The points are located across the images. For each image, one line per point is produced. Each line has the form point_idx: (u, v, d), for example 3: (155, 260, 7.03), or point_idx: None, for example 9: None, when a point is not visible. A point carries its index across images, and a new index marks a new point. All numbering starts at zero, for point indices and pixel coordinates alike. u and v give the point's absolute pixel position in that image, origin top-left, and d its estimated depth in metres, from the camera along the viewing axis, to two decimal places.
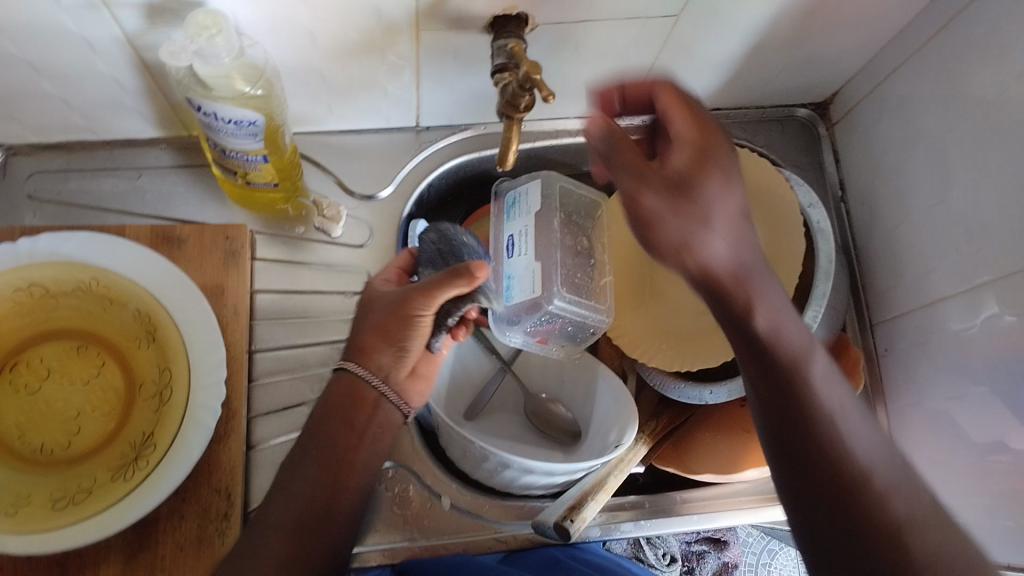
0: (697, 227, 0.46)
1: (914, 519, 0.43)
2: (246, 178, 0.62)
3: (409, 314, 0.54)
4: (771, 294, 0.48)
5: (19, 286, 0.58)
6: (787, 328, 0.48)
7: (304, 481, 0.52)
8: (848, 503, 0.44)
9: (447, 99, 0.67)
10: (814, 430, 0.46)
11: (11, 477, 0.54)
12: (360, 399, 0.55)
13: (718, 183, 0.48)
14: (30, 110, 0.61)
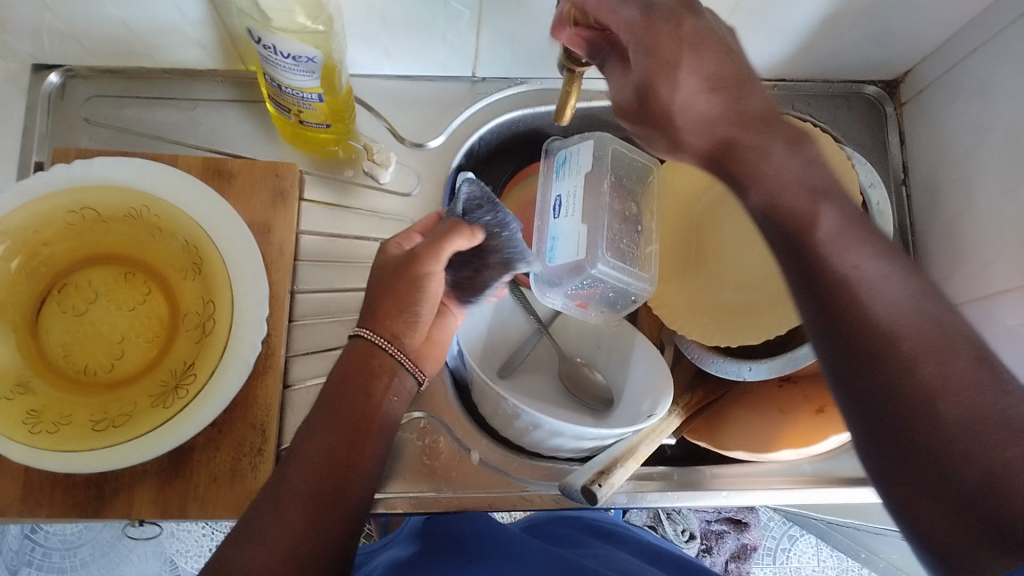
0: (666, 126, 0.50)
1: (951, 387, 0.40)
2: (299, 117, 0.62)
3: (419, 273, 0.55)
4: (762, 160, 0.48)
5: (72, 209, 0.58)
6: (785, 188, 0.48)
7: (319, 447, 0.50)
8: (890, 390, 0.42)
9: (506, 50, 0.66)
10: (846, 322, 0.45)
11: (54, 396, 0.55)
12: (376, 367, 0.54)
13: (671, 76, 0.47)
14: (90, 31, 0.60)
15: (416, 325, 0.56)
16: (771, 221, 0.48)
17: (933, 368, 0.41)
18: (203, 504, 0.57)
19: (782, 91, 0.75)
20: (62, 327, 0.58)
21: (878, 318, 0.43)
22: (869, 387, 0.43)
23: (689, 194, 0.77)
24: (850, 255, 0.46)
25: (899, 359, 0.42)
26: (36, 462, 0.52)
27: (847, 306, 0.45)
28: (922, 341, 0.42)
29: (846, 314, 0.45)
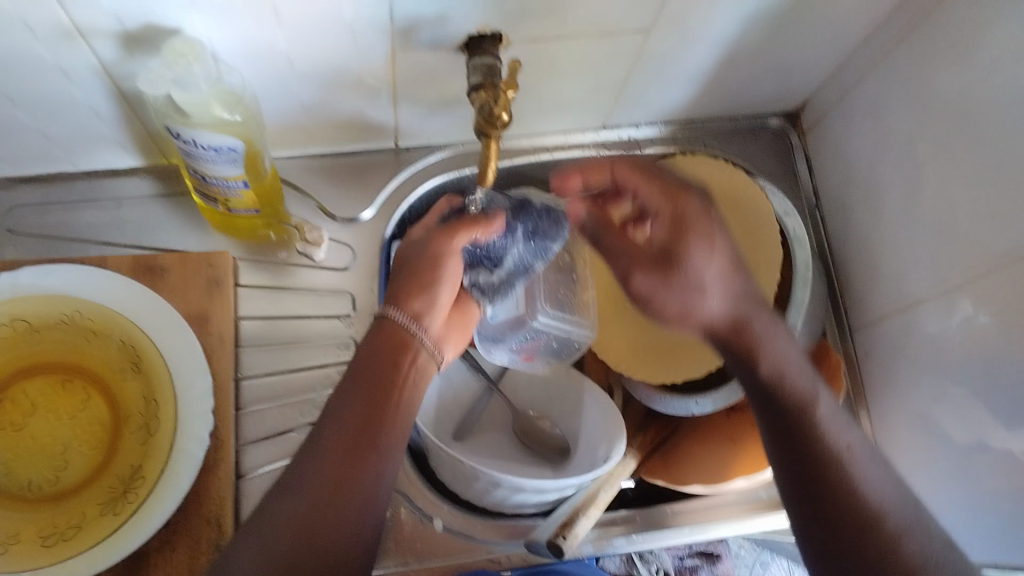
0: (690, 296, 0.53)
1: (925, 558, 0.46)
2: (227, 205, 0.62)
3: (444, 249, 0.62)
4: (772, 341, 0.52)
5: (3, 321, 0.58)
6: (794, 367, 0.52)
7: (348, 407, 0.52)
8: (867, 540, 0.47)
9: (425, 120, 0.67)
10: (829, 474, 0.49)
11: (0, 515, 0.54)
12: (405, 344, 0.58)
13: (702, 248, 0.53)
14: (6, 142, 0.60)
15: (434, 306, 0.62)
16: (775, 391, 0.52)
17: (912, 547, 0.46)
18: None
19: (694, 132, 0.78)
20: (1, 444, 0.57)
21: (864, 492, 0.49)
22: (849, 546, 0.48)
23: None
24: (844, 434, 0.51)
25: (877, 524, 0.47)
26: None
27: (837, 470, 0.49)
28: (904, 525, 0.47)
29: (832, 477, 0.49)
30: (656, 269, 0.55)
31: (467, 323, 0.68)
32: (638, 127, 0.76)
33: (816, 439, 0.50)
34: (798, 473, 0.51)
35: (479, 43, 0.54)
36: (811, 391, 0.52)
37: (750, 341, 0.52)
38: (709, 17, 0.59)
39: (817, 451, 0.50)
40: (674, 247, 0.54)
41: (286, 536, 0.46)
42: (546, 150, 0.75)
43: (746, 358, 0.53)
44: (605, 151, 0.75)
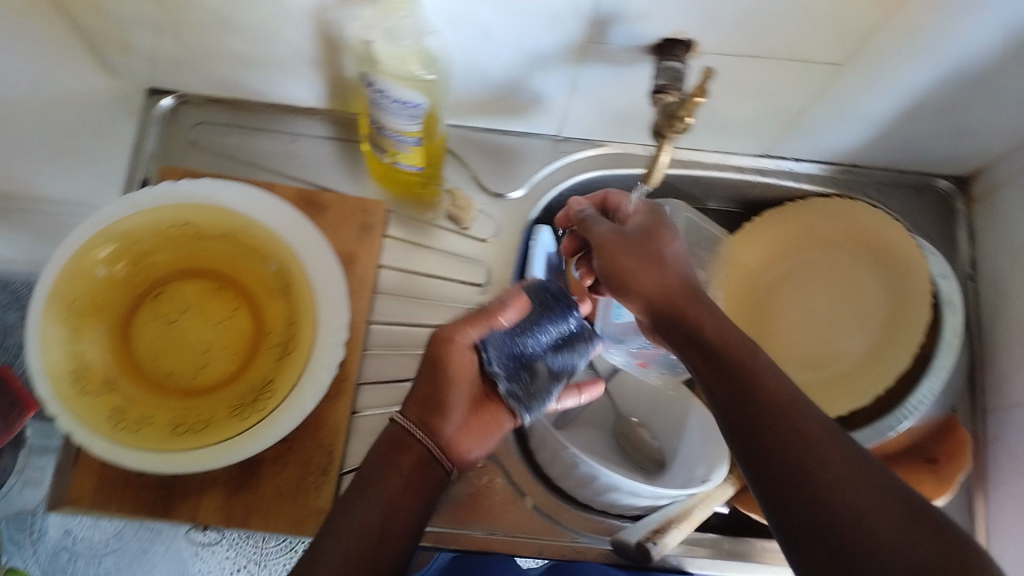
0: (650, 262, 0.55)
1: (876, 513, 0.41)
2: (394, 158, 0.64)
3: (447, 357, 0.56)
4: (712, 309, 0.53)
5: (176, 223, 0.62)
6: (736, 331, 0.51)
7: (355, 520, 0.53)
8: (815, 491, 0.43)
9: (592, 116, 0.68)
10: (776, 431, 0.46)
11: (141, 397, 0.58)
12: (411, 450, 0.56)
13: (666, 238, 0.57)
14: (209, 65, 0.64)
15: (446, 411, 0.57)
16: (718, 353, 0.50)
17: (852, 473, 0.43)
18: (266, 517, 0.58)
19: (855, 177, 0.77)
20: (152, 333, 0.61)
21: (818, 444, 0.45)
22: (795, 482, 0.44)
23: (755, 268, 0.77)
24: (788, 386, 0.48)
25: (821, 473, 0.44)
26: (114, 458, 0.55)
27: (783, 405, 0.47)
28: (845, 457, 0.44)
29: (780, 417, 0.46)
30: (612, 239, 0.58)
31: (489, 432, 0.60)
32: (800, 161, 0.76)
33: (761, 392, 0.47)
34: (750, 438, 0.47)
35: (670, 48, 0.54)
36: (750, 349, 0.50)
37: (694, 310, 0.53)
38: (906, 64, 0.58)
39: (764, 405, 0.47)
40: (652, 230, 0.58)
41: (354, 530, 0.52)
42: (701, 165, 0.75)
43: (677, 316, 0.53)
44: (762, 178, 0.76)
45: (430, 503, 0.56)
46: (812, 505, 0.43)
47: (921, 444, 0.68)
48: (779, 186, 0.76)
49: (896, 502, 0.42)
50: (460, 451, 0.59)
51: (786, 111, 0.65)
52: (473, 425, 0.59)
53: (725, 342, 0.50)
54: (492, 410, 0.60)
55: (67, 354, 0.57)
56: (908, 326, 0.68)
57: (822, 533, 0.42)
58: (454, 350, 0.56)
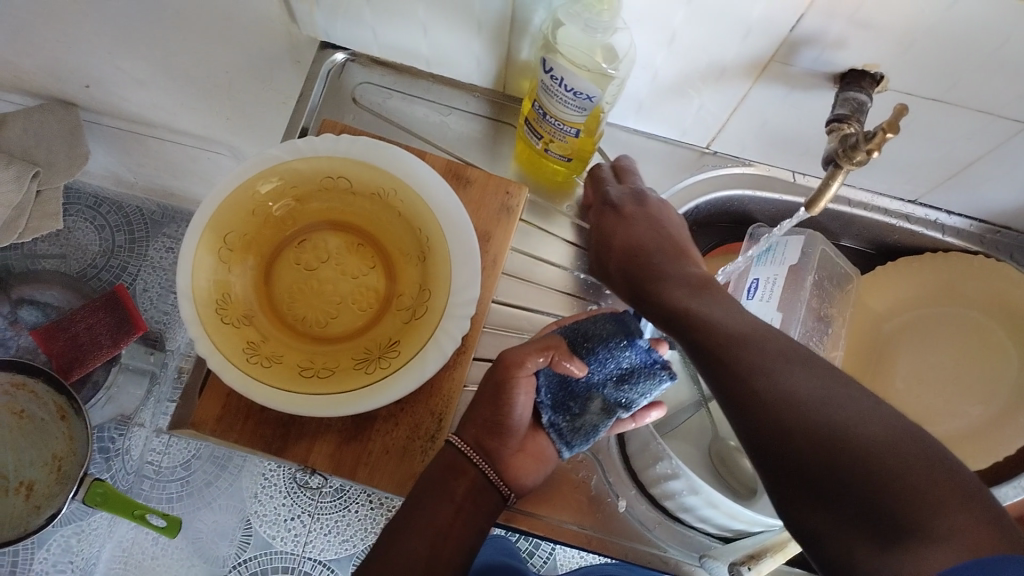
0: (651, 259, 0.59)
1: (835, 420, 0.42)
2: (547, 145, 0.66)
3: (512, 379, 0.57)
4: (671, 281, 0.57)
5: (331, 175, 0.64)
6: (688, 296, 0.55)
7: (409, 537, 0.55)
8: (782, 420, 0.44)
9: (749, 134, 0.67)
10: (737, 378, 0.47)
11: (275, 335, 0.61)
12: (462, 473, 0.57)
13: (657, 211, 0.63)
14: (390, 28, 0.66)
15: (505, 434, 0.58)
16: (692, 332, 0.52)
17: (806, 390, 0.45)
18: (373, 472, 0.60)
19: (1003, 238, 0.75)
20: (291, 276, 0.63)
21: (785, 381, 0.45)
22: (755, 409, 0.46)
23: (880, 313, 0.76)
24: (752, 337, 0.49)
25: (787, 401, 0.45)
26: (245, 390, 0.56)
27: (740, 339, 0.49)
28: (806, 374, 0.46)
29: (721, 353, 0.49)
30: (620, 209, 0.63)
31: (539, 461, 0.60)
32: (949, 213, 0.74)
33: (726, 350, 0.49)
34: (725, 395, 0.48)
35: (857, 78, 0.54)
36: (717, 313, 0.52)
37: (675, 290, 0.56)
38: None
39: (732, 363, 0.48)
40: (605, 226, 0.63)
41: (417, 537, 0.55)
42: (846, 201, 0.74)
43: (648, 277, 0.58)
44: (906, 224, 0.74)
45: (477, 530, 0.57)
46: (768, 427, 0.45)
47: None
48: (922, 235, 0.74)
49: (849, 406, 0.43)
50: (517, 478, 0.59)
51: (955, 161, 0.63)
52: (528, 450, 0.60)
53: (671, 298, 0.55)
54: (541, 441, 0.61)
55: (215, 284, 0.59)
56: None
57: (784, 451, 0.43)
58: (521, 376, 0.57)
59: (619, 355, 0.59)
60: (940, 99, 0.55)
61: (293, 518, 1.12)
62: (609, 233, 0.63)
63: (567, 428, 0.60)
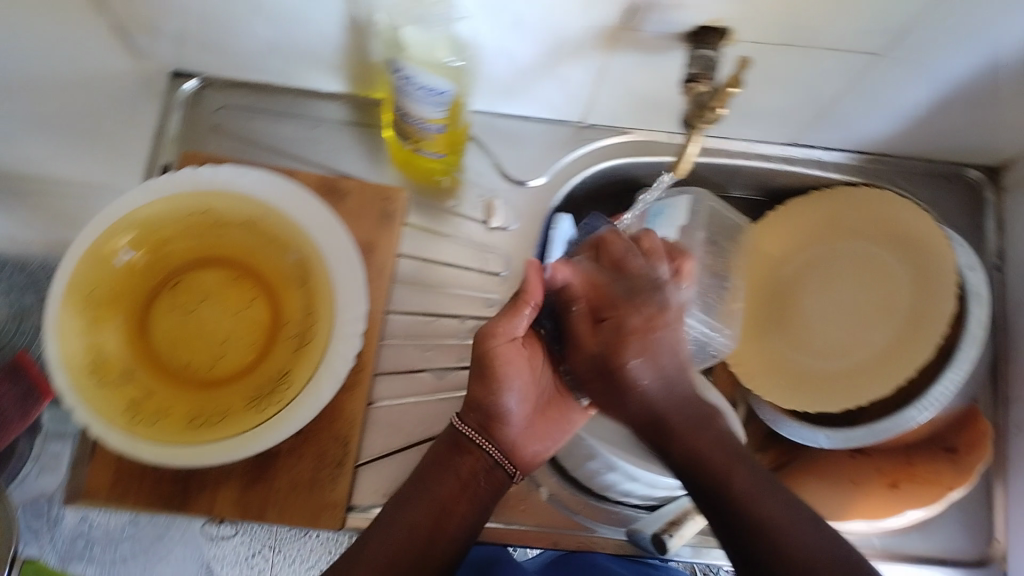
0: (642, 382, 0.56)
1: (809, 554, 0.48)
2: (416, 146, 0.63)
3: (496, 355, 0.58)
4: (690, 422, 0.55)
5: (195, 210, 0.61)
6: (700, 439, 0.54)
7: (404, 522, 0.55)
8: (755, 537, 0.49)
9: (621, 103, 0.66)
10: (740, 517, 0.50)
11: (160, 388, 0.58)
12: (467, 453, 0.59)
13: (639, 353, 0.56)
14: (235, 48, 0.63)
15: (505, 415, 0.60)
16: (693, 464, 0.53)
17: (755, 488, 0.51)
18: (282, 509, 0.60)
19: (882, 166, 0.76)
20: (169, 322, 0.60)
21: (735, 489, 0.51)
22: (748, 540, 0.49)
23: (777, 257, 0.77)
24: (743, 479, 0.51)
25: (753, 523, 0.49)
26: (131, 451, 0.55)
27: (732, 494, 0.51)
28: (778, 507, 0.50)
29: (740, 508, 0.50)
30: (627, 331, 0.57)
31: (552, 433, 0.63)
32: (828, 149, 0.74)
33: (764, 507, 0.50)
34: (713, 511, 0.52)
35: (704, 36, 0.53)
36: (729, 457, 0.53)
37: (675, 421, 0.55)
38: (946, 52, 0.56)
39: (726, 494, 0.51)
40: (644, 351, 0.56)
41: (421, 510, 0.56)
42: (728, 154, 0.74)
43: (668, 436, 0.55)
44: (790, 167, 0.74)
45: (478, 511, 0.59)
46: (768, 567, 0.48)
47: (944, 433, 0.70)
48: (805, 175, 0.75)
49: (824, 544, 0.48)
50: (524, 455, 0.62)
51: (820, 99, 0.63)
52: (541, 425, 0.62)
53: (667, 427, 0.55)
54: (552, 407, 0.63)
55: (85, 346, 0.57)
56: (927, 336, 0.66)
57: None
58: (498, 347, 0.58)
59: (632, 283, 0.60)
60: (791, 42, 0.54)
61: (253, 555, 0.88)
62: (643, 341, 0.56)
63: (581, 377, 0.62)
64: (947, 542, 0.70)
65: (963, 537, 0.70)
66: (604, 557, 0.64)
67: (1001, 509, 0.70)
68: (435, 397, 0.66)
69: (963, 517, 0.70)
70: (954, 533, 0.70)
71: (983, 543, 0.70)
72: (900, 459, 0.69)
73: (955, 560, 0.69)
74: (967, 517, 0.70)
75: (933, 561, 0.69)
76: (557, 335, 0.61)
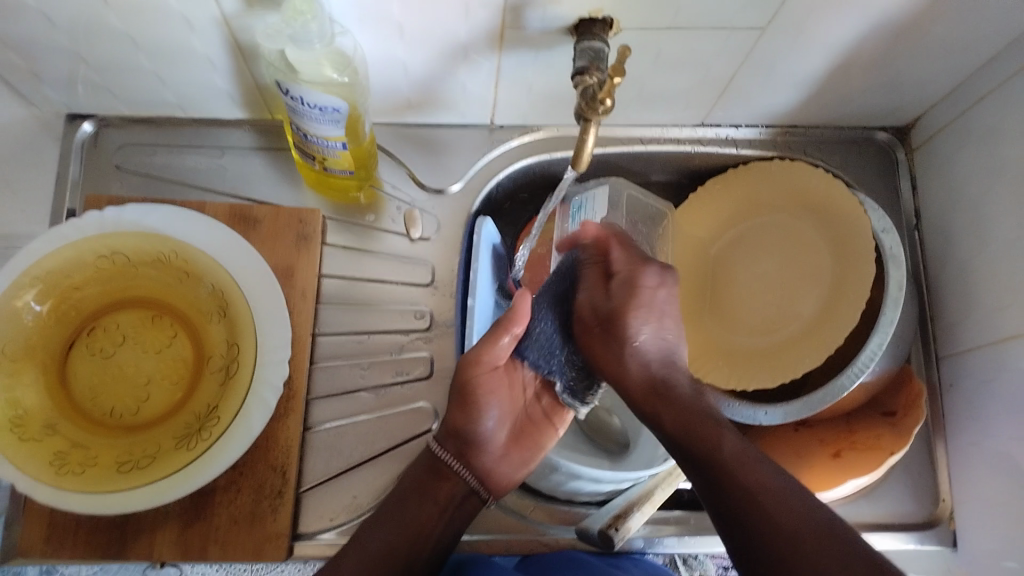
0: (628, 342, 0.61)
1: (796, 524, 0.46)
2: (323, 164, 0.63)
3: (475, 380, 0.60)
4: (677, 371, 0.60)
5: (103, 253, 0.60)
6: (692, 415, 0.55)
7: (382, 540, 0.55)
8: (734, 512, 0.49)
9: (524, 100, 0.66)
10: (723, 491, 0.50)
11: (84, 437, 0.57)
12: (442, 478, 0.59)
13: (642, 316, 0.62)
14: (127, 84, 0.62)
15: (481, 440, 0.62)
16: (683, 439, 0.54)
17: (741, 462, 0.50)
18: (224, 545, 0.58)
19: (794, 137, 0.77)
20: (88, 369, 0.60)
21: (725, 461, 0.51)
22: (730, 501, 0.49)
23: (704, 238, 0.77)
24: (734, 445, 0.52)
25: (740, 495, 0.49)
26: (61, 503, 0.53)
27: (721, 469, 0.51)
28: (769, 479, 0.49)
29: (729, 476, 0.50)
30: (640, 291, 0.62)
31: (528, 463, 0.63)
32: (738, 126, 0.75)
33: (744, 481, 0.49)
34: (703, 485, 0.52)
35: (589, 27, 0.53)
36: (730, 443, 0.52)
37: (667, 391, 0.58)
38: (827, 20, 0.57)
39: (714, 471, 0.51)
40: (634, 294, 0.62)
41: (393, 533, 0.56)
42: (641, 140, 0.74)
43: (656, 413, 0.57)
44: (701, 148, 0.75)
45: (455, 529, 0.59)
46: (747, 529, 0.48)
47: (882, 400, 0.70)
48: (719, 154, 0.76)
49: (804, 512, 0.47)
50: (498, 480, 0.62)
51: (717, 78, 0.64)
52: (517, 448, 0.63)
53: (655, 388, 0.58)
54: (529, 441, 0.64)
55: (4, 401, 0.55)
56: (851, 303, 0.66)
57: (759, 545, 0.47)
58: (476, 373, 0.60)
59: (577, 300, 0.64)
60: (674, 25, 0.55)
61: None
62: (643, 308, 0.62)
63: (579, 382, 0.64)
64: (895, 505, 0.70)
65: (910, 498, 0.70)
66: (584, 553, 0.61)
67: (943, 466, 0.70)
68: (372, 415, 0.65)
69: (907, 479, 0.71)
70: (901, 496, 0.70)
71: (929, 503, 0.70)
72: (842, 428, 0.70)
73: (903, 524, 0.69)
74: (912, 479, 0.71)
75: (882, 527, 0.69)
76: (544, 359, 0.64)
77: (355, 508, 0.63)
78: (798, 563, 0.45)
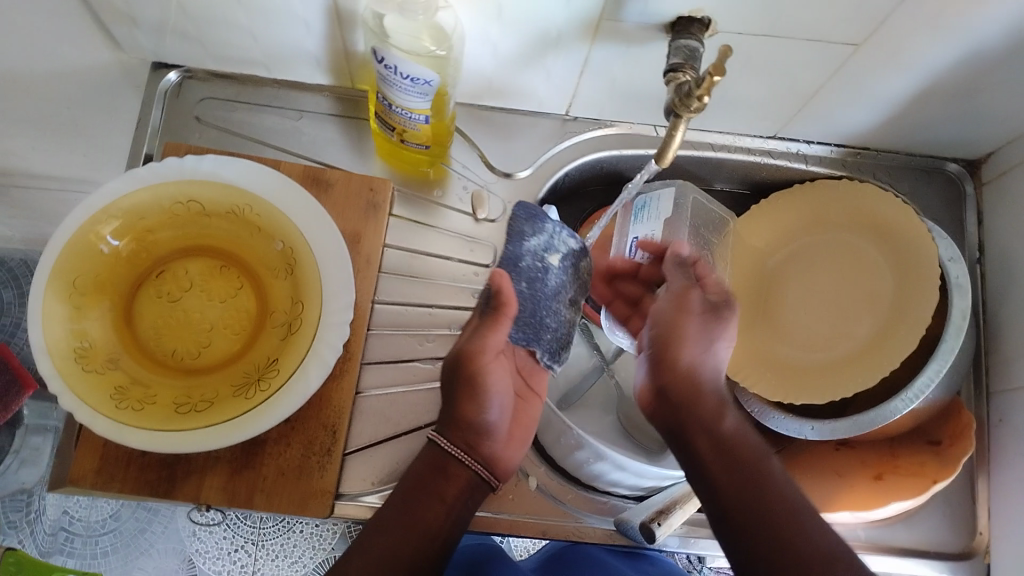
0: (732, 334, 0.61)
1: (782, 505, 0.51)
2: (402, 136, 0.63)
3: (477, 367, 0.58)
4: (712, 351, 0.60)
5: (179, 200, 0.61)
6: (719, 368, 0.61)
7: (386, 545, 0.54)
8: (735, 474, 0.53)
9: (604, 94, 0.67)
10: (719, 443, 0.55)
11: (145, 375, 0.58)
12: (451, 471, 0.58)
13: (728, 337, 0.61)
14: (219, 37, 0.63)
15: (487, 428, 0.60)
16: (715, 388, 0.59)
17: (731, 429, 0.56)
18: (269, 496, 0.59)
19: (865, 159, 0.77)
20: (154, 310, 0.61)
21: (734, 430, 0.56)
22: (726, 467, 0.53)
23: (761, 249, 0.77)
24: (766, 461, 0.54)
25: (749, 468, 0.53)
26: (118, 436, 0.54)
27: (729, 444, 0.55)
28: (749, 450, 0.54)
29: (721, 443, 0.55)
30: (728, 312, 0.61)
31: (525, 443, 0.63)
32: (809, 143, 0.75)
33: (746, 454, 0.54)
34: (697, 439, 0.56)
35: (686, 25, 0.54)
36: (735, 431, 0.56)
37: (695, 397, 0.58)
38: (920, 43, 0.57)
39: (715, 428, 0.56)
40: (711, 312, 0.61)
41: (404, 534, 0.55)
42: (711, 147, 0.74)
43: (695, 404, 0.58)
44: (771, 160, 0.75)
45: (471, 513, 0.59)
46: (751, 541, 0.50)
47: (927, 427, 0.70)
48: (788, 168, 0.76)
49: (804, 510, 0.51)
50: (508, 465, 0.61)
51: (801, 89, 0.64)
52: (519, 431, 0.62)
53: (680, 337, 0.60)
54: (525, 425, 0.63)
55: (70, 332, 0.56)
56: (909, 328, 0.66)
57: (749, 513, 0.51)
58: (480, 365, 0.58)
59: (540, 231, 0.62)
60: (768, 32, 0.55)
61: (237, 550, 0.94)
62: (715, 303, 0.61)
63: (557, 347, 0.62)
64: (932, 535, 0.69)
65: (948, 529, 0.70)
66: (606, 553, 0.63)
67: (983, 500, 0.70)
68: (422, 388, 0.66)
69: (947, 510, 0.70)
70: (939, 525, 0.70)
71: (966, 536, 0.70)
72: (885, 450, 0.70)
73: (938, 553, 0.69)
74: (951, 509, 0.70)
75: (917, 554, 0.69)
76: (523, 332, 0.60)
77: (398, 476, 0.64)
78: (777, 524, 0.49)
